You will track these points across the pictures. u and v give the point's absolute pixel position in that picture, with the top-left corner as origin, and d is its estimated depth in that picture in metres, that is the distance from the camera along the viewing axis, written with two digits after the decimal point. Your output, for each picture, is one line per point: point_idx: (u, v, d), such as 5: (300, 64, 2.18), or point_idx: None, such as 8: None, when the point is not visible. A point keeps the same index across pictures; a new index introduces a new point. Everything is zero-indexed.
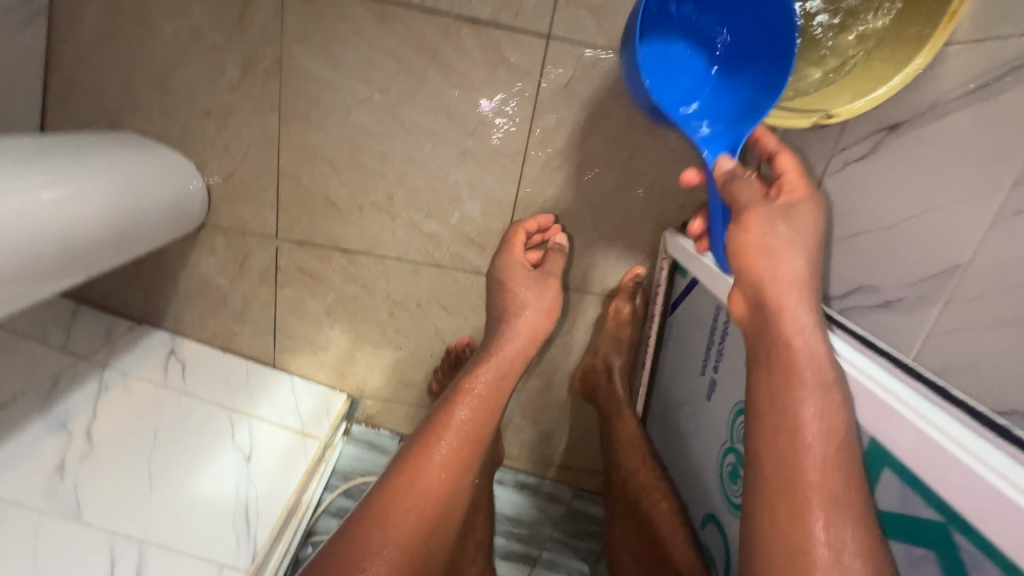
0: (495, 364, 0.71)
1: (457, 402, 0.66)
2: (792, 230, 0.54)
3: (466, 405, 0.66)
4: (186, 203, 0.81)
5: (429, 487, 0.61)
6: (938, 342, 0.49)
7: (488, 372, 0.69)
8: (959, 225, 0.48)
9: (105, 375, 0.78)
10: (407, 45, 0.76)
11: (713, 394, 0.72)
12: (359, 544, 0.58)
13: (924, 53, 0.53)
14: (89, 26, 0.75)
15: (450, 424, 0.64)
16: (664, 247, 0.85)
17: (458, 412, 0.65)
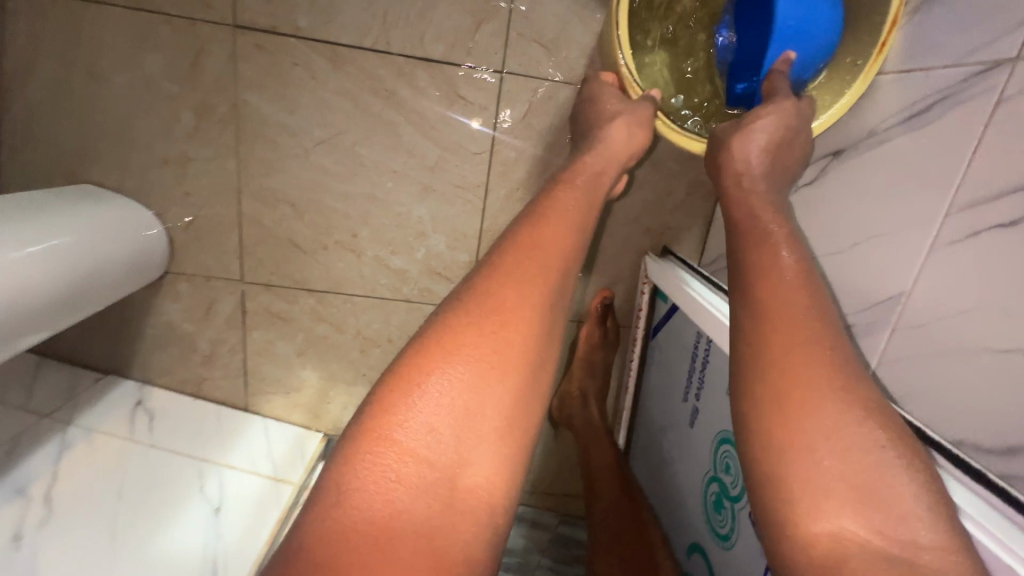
0: (599, 154, 0.62)
1: (560, 191, 0.57)
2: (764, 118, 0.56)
3: (568, 196, 0.57)
4: (147, 252, 0.80)
5: (550, 257, 0.51)
6: (888, 370, 0.49)
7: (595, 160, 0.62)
8: (901, 251, 0.49)
9: (68, 432, 0.76)
10: (362, 86, 0.77)
11: (695, 422, 0.72)
12: (494, 297, 0.48)
13: (857, 85, 0.56)
14: (39, 82, 0.75)
15: (558, 207, 0.55)
16: (645, 272, 0.85)
17: (562, 196, 0.56)
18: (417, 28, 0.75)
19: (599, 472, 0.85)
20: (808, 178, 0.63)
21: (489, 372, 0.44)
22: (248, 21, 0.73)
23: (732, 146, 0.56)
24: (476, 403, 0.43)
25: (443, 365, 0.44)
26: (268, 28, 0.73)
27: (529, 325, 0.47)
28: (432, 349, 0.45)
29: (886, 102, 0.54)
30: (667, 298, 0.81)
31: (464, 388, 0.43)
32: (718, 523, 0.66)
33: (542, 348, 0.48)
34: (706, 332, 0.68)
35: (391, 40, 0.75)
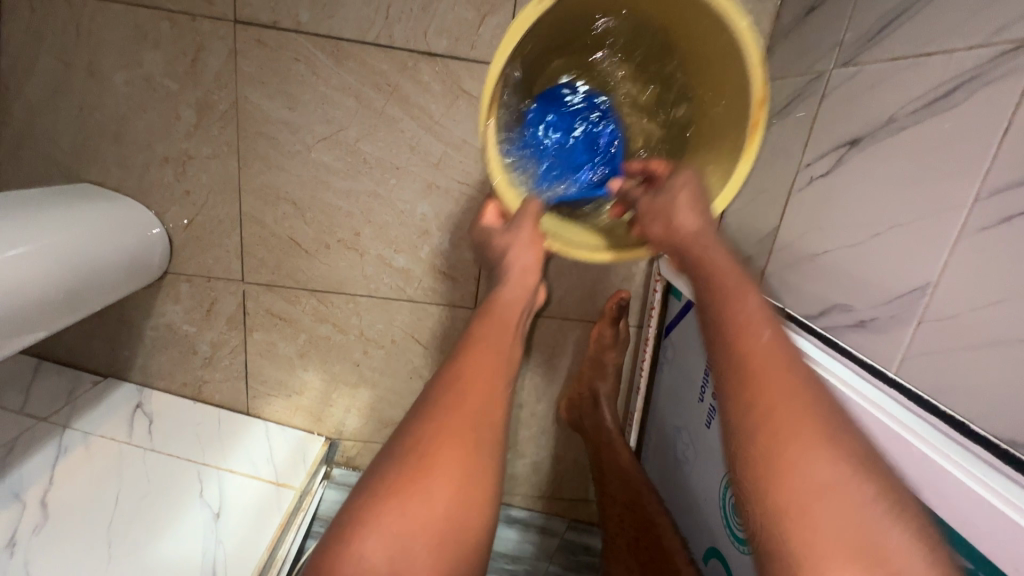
0: (518, 261, 0.56)
1: (485, 321, 0.52)
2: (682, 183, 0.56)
3: (496, 324, 0.52)
4: (146, 252, 0.78)
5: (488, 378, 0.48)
6: (915, 363, 0.47)
7: (516, 290, 0.56)
8: (925, 241, 0.47)
9: (64, 437, 0.74)
10: (364, 81, 0.75)
11: (712, 421, 0.70)
12: (429, 407, 0.45)
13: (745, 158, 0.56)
14: (37, 80, 0.74)
15: (494, 310, 0.54)
16: (657, 270, 0.84)
17: (498, 304, 0.55)
18: (421, 22, 0.73)
19: (612, 475, 0.83)
20: (822, 169, 0.62)
21: (425, 488, 0.40)
22: (249, 16, 0.72)
23: (667, 203, 0.56)
24: (414, 525, 0.39)
25: (367, 512, 0.40)
26: (268, 23, 0.72)
27: (469, 456, 0.43)
28: (371, 474, 0.42)
29: (901, 90, 0.52)
30: (681, 295, 0.78)
31: (401, 510, 0.40)
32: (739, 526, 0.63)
33: (480, 482, 0.42)
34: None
35: (393, 34, 0.74)
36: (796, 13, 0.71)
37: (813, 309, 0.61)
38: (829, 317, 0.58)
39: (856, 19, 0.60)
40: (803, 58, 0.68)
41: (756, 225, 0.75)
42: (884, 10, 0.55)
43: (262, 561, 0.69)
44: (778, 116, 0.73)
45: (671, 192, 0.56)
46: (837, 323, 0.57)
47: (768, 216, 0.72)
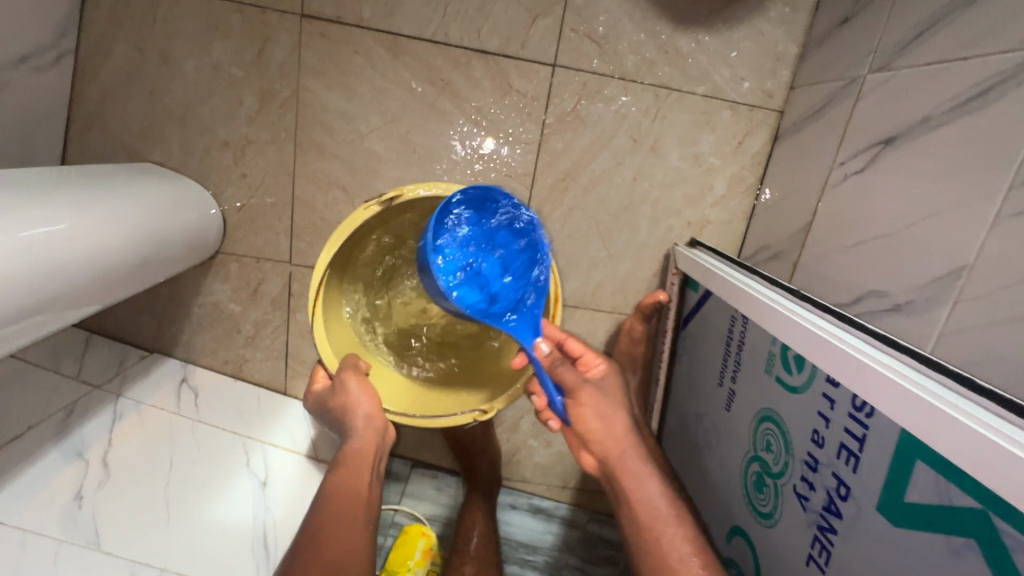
0: (359, 412, 0.63)
1: (336, 479, 0.61)
2: (609, 396, 0.60)
3: (346, 481, 0.61)
4: (204, 230, 0.82)
5: (343, 536, 0.57)
6: (951, 342, 0.50)
7: (364, 438, 0.63)
8: (960, 227, 0.50)
9: (118, 404, 0.77)
10: (419, 76, 0.80)
11: (732, 405, 0.70)
12: None
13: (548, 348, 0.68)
14: (114, 65, 0.79)
15: (344, 476, 0.61)
16: (673, 264, 0.87)
17: (343, 465, 0.62)
18: (476, 22, 0.79)
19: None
20: (857, 167, 0.66)
21: None
22: (315, 11, 0.77)
23: (603, 423, 0.60)
24: None
25: None
26: (333, 18, 0.77)
27: None
28: None
29: (935, 91, 0.56)
30: (698, 287, 0.81)
31: None
32: (761, 504, 0.63)
33: None
34: (740, 310, 0.67)
35: (450, 32, 0.79)
36: (827, 26, 0.76)
37: (848, 296, 0.64)
38: (864, 304, 0.62)
39: (887, 30, 0.64)
40: (835, 66, 0.73)
41: (788, 222, 0.79)
42: (917, 20, 0.60)
43: None
44: (809, 120, 0.77)
45: (609, 396, 0.60)
46: (871, 309, 0.60)
47: (802, 212, 0.76)
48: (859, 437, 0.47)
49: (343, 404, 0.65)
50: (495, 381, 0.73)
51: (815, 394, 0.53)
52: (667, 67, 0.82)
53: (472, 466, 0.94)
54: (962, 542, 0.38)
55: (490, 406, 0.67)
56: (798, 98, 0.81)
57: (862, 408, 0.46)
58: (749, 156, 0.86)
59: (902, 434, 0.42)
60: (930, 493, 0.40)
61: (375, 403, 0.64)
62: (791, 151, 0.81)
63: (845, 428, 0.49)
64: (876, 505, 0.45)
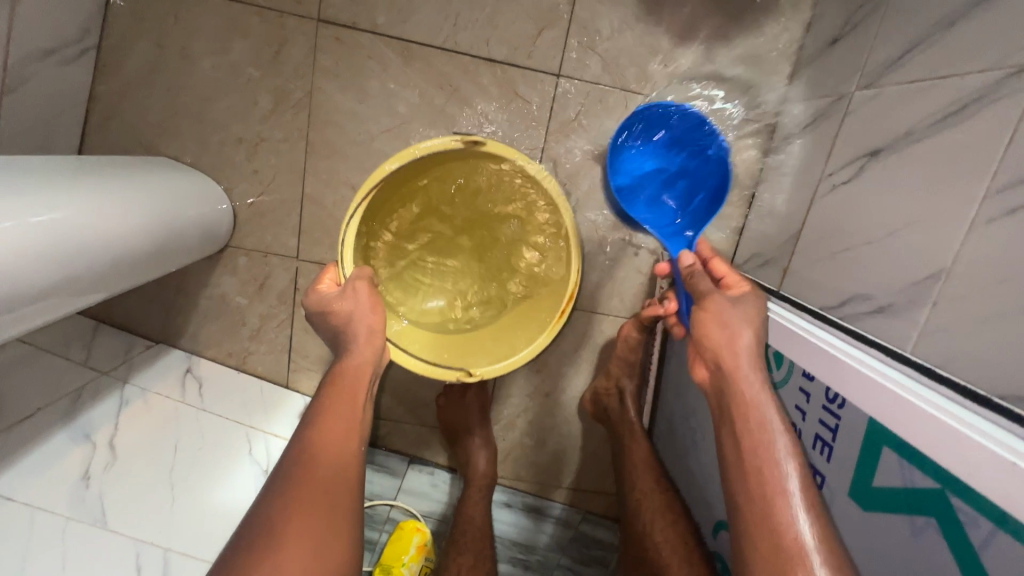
0: (365, 324, 0.63)
1: (333, 392, 0.59)
2: (741, 310, 0.58)
3: (342, 395, 0.59)
4: (215, 223, 0.84)
5: (337, 448, 0.55)
6: (929, 341, 0.53)
7: (365, 352, 0.62)
8: (938, 234, 0.54)
9: (125, 391, 0.79)
10: (429, 81, 0.83)
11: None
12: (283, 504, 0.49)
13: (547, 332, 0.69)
14: (134, 62, 0.82)
15: (342, 389, 0.60)
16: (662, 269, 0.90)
17: (341, 379, 0.61)
18: (485, 31, 0.82)
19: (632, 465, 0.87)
20: (844, 177, 0.70)
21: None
22: (332, 17, 0.80)
23: (718, 329, 0.57)
24: None
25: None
26: (349, 23, 0.81)
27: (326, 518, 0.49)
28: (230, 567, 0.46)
29: (919, 106, 0.59)
30: None
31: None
32: None
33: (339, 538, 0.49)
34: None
35: (460, 40, 0.82)
36: (819, 45, 0.80)
37: (835, 300, 0.68)
38: (850, 306, 0.65)
39: (874, 50, 0.68)
40: (826, 83, 0.77)
41: (778, 231, 0.82)
42: (902, 41, 0.64)
43: None
44: (801, 133, 0.81)
45: (743, 308, 0.58)
46: (855, 311, 0.64)
47: (792, 220, 0.79)
48: (832, 427, 0.51)
49: (348, 312, 0.64)
50: (481, 355, 0.74)
51: (793, 388, 0.57)
52: (666, 80, 0.86)
53: (470, 464, 0.95)
54: (922, 521, 0.40)
55: (475, 370, 0.69)
56: (790, 112, 0.85)
57: (835, 400, 0.50)
58: (744, 166, 0.89)
59: (870, 422, 0.46)
60: (895, 476, 0.43)
61: (380, 319, 0.64)
62: (784, 162, 0.84)
63: (819, 419, 0.52)
64: (847, 490, 0.48)
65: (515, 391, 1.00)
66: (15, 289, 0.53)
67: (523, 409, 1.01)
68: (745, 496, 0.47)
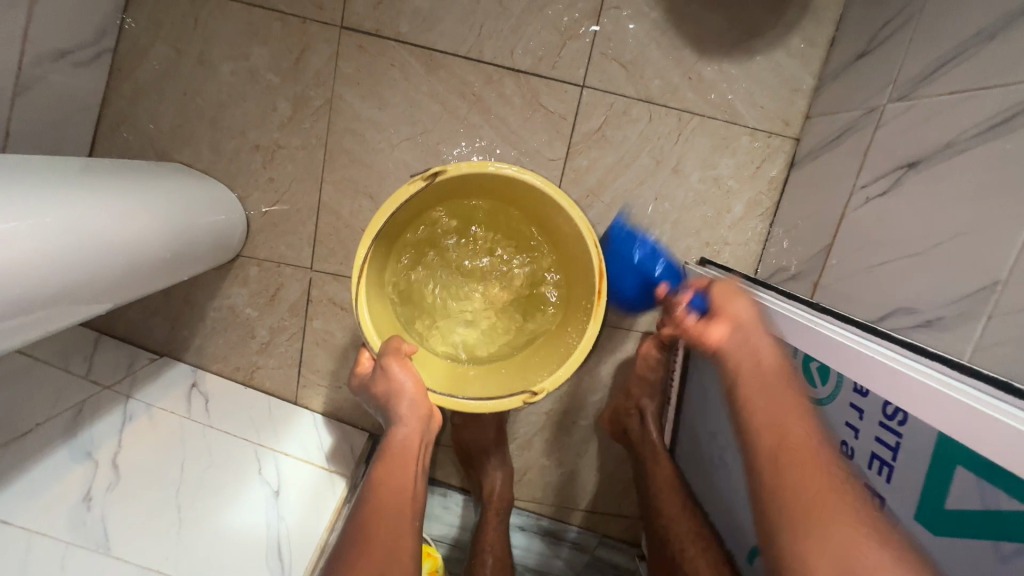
0: (404, 400, 0.65)
1: (383, 471, 0.62)
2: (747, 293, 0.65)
3: (392, 472, 0.62)
4: (228, 232, 0.81)
5: (388, 533, 0.56)
6: (986, 356, 0.51)
7: (409, 427, 0.64)
8: (990, 245, 0.52)
9: (129, 405, 0.74)
10: (452, 90, 0.82)
11: None
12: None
13: (594, 321, 0.67)
14: (150, 66, 0.80)
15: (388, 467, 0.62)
16: (686, 282, 0.87)
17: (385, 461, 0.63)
18: (510, 41, 0.81)
19: (659, 491, 0.84)
20: (878, 190, 0.69)
21: None
22: (355, 24, 0.79)
23: (728, 292, 0.64)
24: None
25: None
26: (372, 31, 0.80)
27: None
28: None
29: (960, 118, 0.59)
30: None
31: None
32: None
33: None
34: None
35: (484, 49, 0.81)
36: (844, 60, 0.80)
37: (873, 315, 0.66)
38: (892, 320, 0.63)
39: (905, 64, 0.68)
40: (853, 98, 0.77)
41: (806, 245, 0.81)
42: (937, 53, 0.63)
43: (321, 543, 0.72)
44: (828, 147, 0.80)
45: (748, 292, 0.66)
46: (899, 326, 0.62)
47: (822, 233, 0.78)
48: (891, 446, 0.47)
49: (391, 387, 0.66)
50: (540, 368, 0.73)
51: (841, 405, 0.52)
52: (690, 92, 0.85)
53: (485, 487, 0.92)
54: (1012, 548, 0.37)
55: (540, 387, 0.67)
56: (814, 126, 0.84)
57: (893, 417, 0.46)
58: (766, 181, 0.89)
59: (940, 441, 0.42)
60: (973, 498, 0.40)
61: (422, 393, 0.65)
62: (811, 175, 0.83)
63: (875, 437, 0.49)
64: (913, 514, 0.45)
65: (531, 408, 0.97)
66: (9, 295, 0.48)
67: (539, 428, 0.98)
68: (768, 425, 0.49)
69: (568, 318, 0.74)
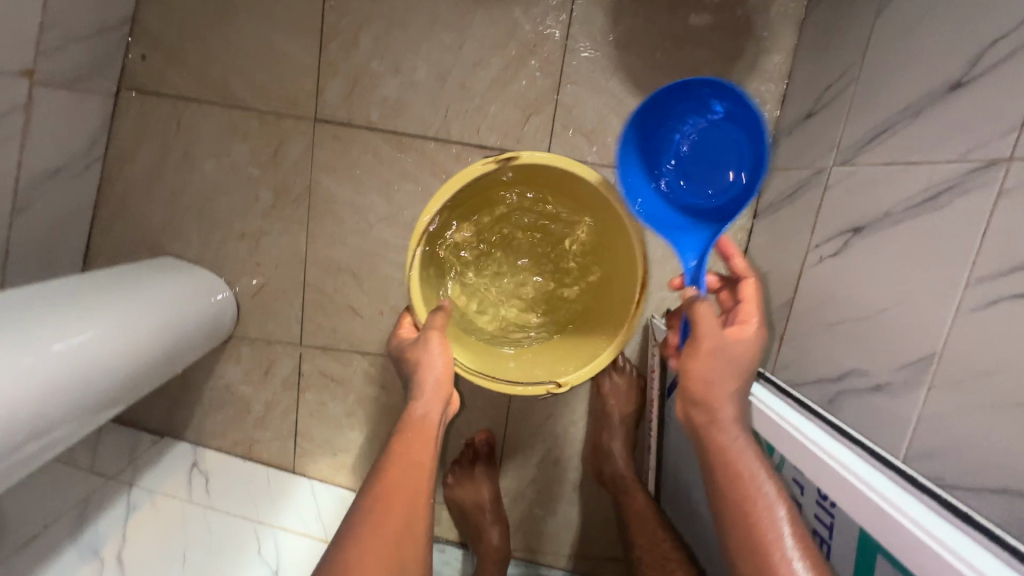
0: (431, 373, 0.64)
1: (404, 439, 0.60)
2: (727, 358, 0.55)
3: (414, 442, 0.60)
4: (220, 315, 0.85)
5: (408, 502, 0.55)
6: (929, 425, 0.54)
7: (429, 401, 0.63)
8: (927, 315, 0.55)
9: (132, 495, 0.80)
10: (423, 169, 0.86)
11: None
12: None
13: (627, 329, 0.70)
14: (139, 169, 0.85)
15: (406, 430, 0.61)
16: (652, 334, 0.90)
17: (403, 436, 0.60)
18: (475, 119, 0.86)
19: (633, 520, 0.87)
20: (831, 250, 0.72)
21: None
22: (327, 116, 0.84)
23: (694, 376, 0.55)
24: None
25: None
26: (344, 120, 0.84)
27: None
28: None
29: (895, 189, 0.62)
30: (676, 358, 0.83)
31: None
32: None
33: None
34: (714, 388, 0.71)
35: (451, 129, 0.85)
36: (795, 117, 0.84)
37: (832, 372, 0.68)
38: (850, 380, 0.65)
39: (846, 129, 0.72)
40: (804, 155, 0.80)
41: (772, 295, 0.84)
42: (873, 123, 0.67)
43: None
44: (786, 202, 0.84)
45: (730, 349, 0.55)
46: (855, 386, 0.64)
47: (786, 286, 0.81)
48: (828, 525, 0.51)
49: (418, 358, 0.65)
50: (565, 360, 0.76)
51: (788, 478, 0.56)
52: None
53: (481, 541, 0.94)
54: None
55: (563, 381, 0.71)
56: (773, 179, 0.88)
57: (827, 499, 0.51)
58: None
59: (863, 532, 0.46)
60: None
61: (447, 370, 0.64)
62: (774, 227, 0.86)
63: (815, 514, 0.52)
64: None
65: (523, 460, 1.00)
66: (9, 436, 0.51)
67: (531, 478, 1.01)
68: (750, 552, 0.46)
69: (604, 306, 0.77)
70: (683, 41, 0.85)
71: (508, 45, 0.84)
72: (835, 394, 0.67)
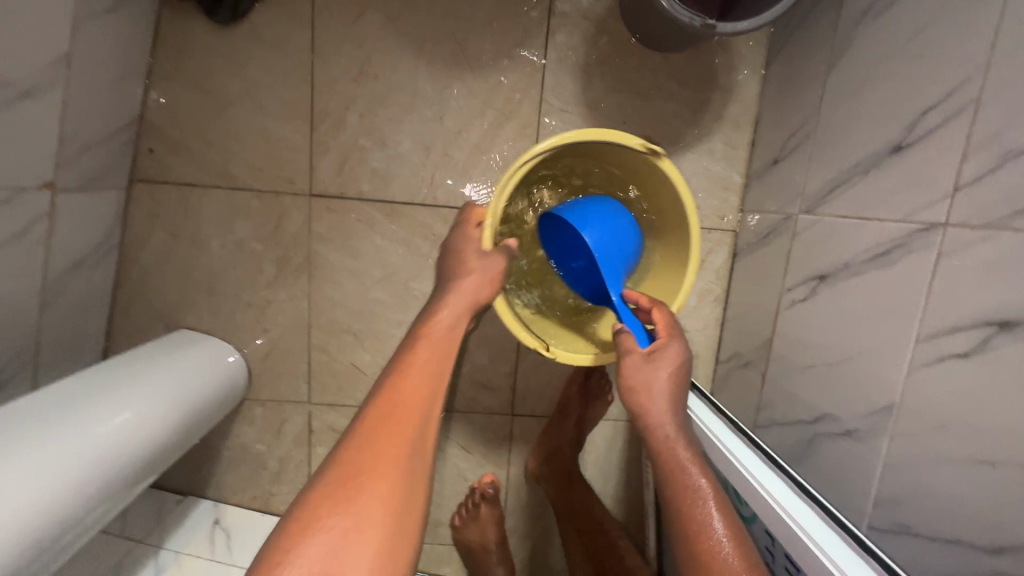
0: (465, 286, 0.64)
1: (424, 343, 0.60)
2: (656, 372, 0.63)
3: (432, 347, 0.60)
4: (233, 377, 0.91)
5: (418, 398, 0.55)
6: (892, 473, 0.56)
7: (455, 312, 0.63)
8: (884, 368, 0.58)
9: (161, 557, 0.87)
10: (413, 233, 0.92)
11: None
12: (357, 466, 0.50)
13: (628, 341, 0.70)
14: (152, 250, 0.92)
15: (430, 334, 0.61)
16: None
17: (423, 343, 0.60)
18: (459, 184, 0.91)
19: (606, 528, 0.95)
20: (801, 294, 0.75)
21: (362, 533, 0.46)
22: (322, 191, 0.90)
23: (628, 391, 0.63)
24: None
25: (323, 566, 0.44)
26: (337, 193, 0.90)
27: (400, 485, 0.50)
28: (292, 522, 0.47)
29: (855, 240, 0.65)
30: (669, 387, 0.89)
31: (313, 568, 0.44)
32: None
33: (408, 502, 0.50)
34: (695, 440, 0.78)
35: (437, 195, 0.91)
36: (764, 162, 0.87)
37: (808, 415, 0.71)
38: (823, 424, 0.68)
39: (809, 178, 0.75)
40: (774, 200, 0.84)
41: (753, 333, 0.88)
42: (831, 175, 0.70)
43: None
44: (760, 243, 0.87)
45: (657, 364, 0.63)
46: (828, 431, 0.67)
47: (764, 326, 0.84)
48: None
49: (469, 270, 0.65)
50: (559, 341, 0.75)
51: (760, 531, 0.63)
52: None
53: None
54: None
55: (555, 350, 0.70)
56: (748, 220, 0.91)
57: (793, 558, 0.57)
58: (713, 270, 0.96)
59: None
60: None
61: (488, 293, 0.64)
62: (750, 267, 0.90)
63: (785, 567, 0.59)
64: None
65: (527, 498, 1.04)
66: (57, 525, 0.57)
67: (536, 515, 1.05)
68: (685, 540, 0.55)
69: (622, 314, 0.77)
70: (651, 97, 0.89)
71: (486, 114, 0.89)
72: (812, 436, 0.70)
